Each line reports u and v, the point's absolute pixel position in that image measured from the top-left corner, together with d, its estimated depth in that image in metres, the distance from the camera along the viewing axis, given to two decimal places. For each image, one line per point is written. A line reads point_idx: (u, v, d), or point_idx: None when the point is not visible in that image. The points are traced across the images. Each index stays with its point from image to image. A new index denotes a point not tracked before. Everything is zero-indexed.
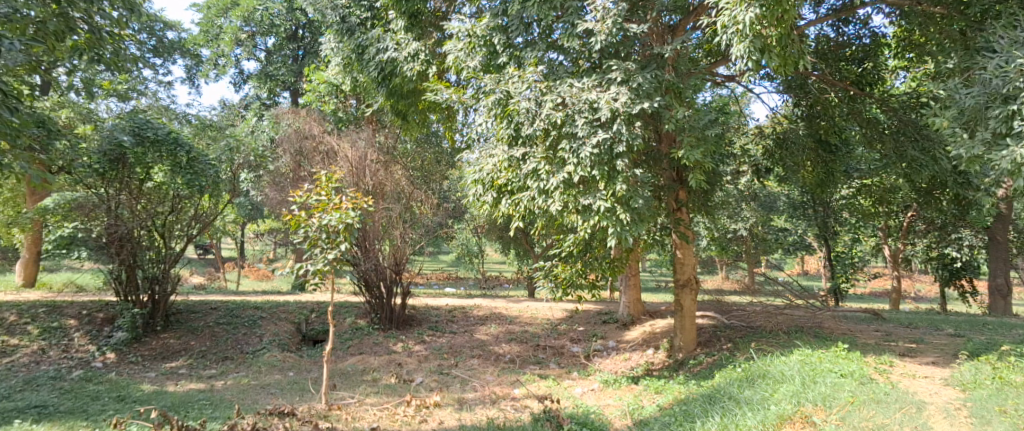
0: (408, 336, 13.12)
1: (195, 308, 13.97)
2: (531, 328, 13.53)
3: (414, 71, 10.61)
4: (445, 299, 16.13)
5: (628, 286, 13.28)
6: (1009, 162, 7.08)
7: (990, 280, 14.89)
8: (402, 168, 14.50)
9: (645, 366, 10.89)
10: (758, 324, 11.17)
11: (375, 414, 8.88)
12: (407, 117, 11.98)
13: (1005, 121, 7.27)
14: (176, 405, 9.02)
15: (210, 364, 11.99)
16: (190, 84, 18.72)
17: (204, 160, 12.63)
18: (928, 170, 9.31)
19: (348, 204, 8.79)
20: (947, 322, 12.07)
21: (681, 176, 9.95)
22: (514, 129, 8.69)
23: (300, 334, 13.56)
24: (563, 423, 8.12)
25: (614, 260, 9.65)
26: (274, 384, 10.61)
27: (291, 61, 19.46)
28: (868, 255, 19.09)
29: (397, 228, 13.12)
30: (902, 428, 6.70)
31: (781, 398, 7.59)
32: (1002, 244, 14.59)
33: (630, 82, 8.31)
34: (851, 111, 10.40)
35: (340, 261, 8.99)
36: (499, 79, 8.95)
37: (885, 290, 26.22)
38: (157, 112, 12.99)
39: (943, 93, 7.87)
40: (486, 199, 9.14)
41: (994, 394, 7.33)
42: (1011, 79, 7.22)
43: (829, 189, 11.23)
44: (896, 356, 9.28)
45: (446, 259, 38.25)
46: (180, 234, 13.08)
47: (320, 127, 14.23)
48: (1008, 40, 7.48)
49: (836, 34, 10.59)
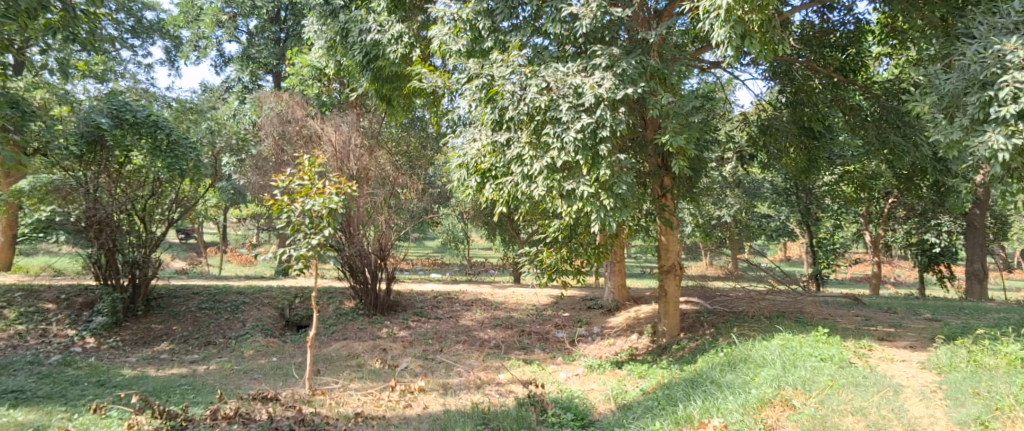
0: (392, 322, 13.10)
1: (175, 293, 13.88)
2: (517, 314, 13.57)
3: (396, 54, 10.44)
4: (429, 285, 16.10)
5: (613, 271, 13.35)
6: (986, 149, 7.20)
7: (967, 266, 15.12)
8: (387, 153, 14.35)
9: (629, 351, 10.97)
10: (740, 310, 11.27)
11: (359, 399, 8.93)
12: (392, 101, 11.82)
13: (983, 107, 7.36)
14: (157, 390, 8.96)
15: (192, 349, 11.91)
16: (169, 66, 18.38)
17: (185, 143, 12.42)
18: (909, 156, 9.42)
19: (331, 189, 8.77)
20: (925, 307, 12.25)
21: (665, 162, 9.91)
22: (498, 113, 8.65)
23: (283, 319, 13.25)
24: (547, 407, 8.22)
25: (599, 246, 9.56)
26: (258, 369, 10.59)
27: (274, 43, 19.09)
28: (849, 241, 19.29)
29: (381, 213, 13.02)
30: (880, 410, 6.81)
31: (761, 382, 7.72)
32: (978, 230, 14.89)
33: (615, 67, 8.33)
34: (835, 98, 10.48)
35: (324, 247, 8.94)
36: (483, 63, 8.87)
37: (866, 275, 26.60)
38: (136, 93, 12.93)
39: (924, 79, 8.00)
40: (470, 183, 9.06)
41: (968, 377, 7.47)
42: (988, 65, 7.31)
43: (812, 176, 11.26)
44: (874, 340, 9.43)
45: (432, 245, 38.25)
46: (161, 217, 12.94)
47: (303, 111, 13.87)
48: (987, 26, 7.62)
49: (821, 20, 10.60)
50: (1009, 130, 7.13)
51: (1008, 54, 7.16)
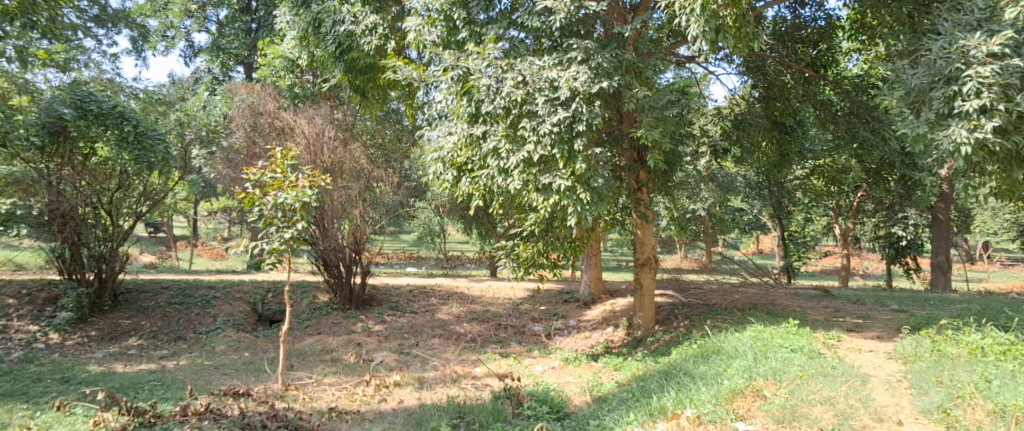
0: (367, 317, 13.01)
1: (144, 288, 13.66)
2: (493, 308, 13.58)
3: (371, 45, 10.28)
4: (405, 279, 16.03)
5: (589, 265, 13.42)
6: (950, 142, 7.36)
7: (932, 258, 15.47)
8: (361, 146, 14.21)
9: (605, 344, 11.04)
10: (714, 302, 11.41)
11: (334, 393, 8.87)
12: (366, 93, 11.69)
13: (947, 101, 7.52)
14: (125, 387, 8.79)
15: (161, 345, 11.71)
16: (136, 56, 17.97)
17: (153, 135, 12.18)
18: (878, 150, 9.59)
19: (304, 182, 8.66)
20: (893, 298, 12.51)
21: (640, 156, 9.95)
22: (475, 107, 8.60)
23: (255, 314, 13.06)
24: (523, 401, 8.26)
25: (576, 240, 9.60)
26: (229, 364, 10.44)
27: (245, 33, 18.71)
28: (819, 234, 19.63)
29: (356, 207, 12.91)
30: (847, 400, 6.93)
31: (733, 373, 7.82)
32: (943, 223, 15.23)
33: (591, 60, 8.32)
34: (806, 93, 10.63)
35: (296, 240, 8.84)
36: (459, 55, 8.81)
37: (836, 267, 27.12)
38: (101, 82, 12.57)
39: (891, 74, 8.17)
40: (446, 177, 9.00)
41: (932, 366, 7.65)
42: (953, 61, 7.51)
43: (784, 170, 11.40)
44: (843, 331, 9.62)
45: (408, 239, 38.16)
46: (129, 211, 12.71)
47: (274, 103, 13.61)
48: (952, 23, 7.83)
49: (793, 15, 10.73)
50: (972, 124, 7.29)
51: (972, 50, 7.36)
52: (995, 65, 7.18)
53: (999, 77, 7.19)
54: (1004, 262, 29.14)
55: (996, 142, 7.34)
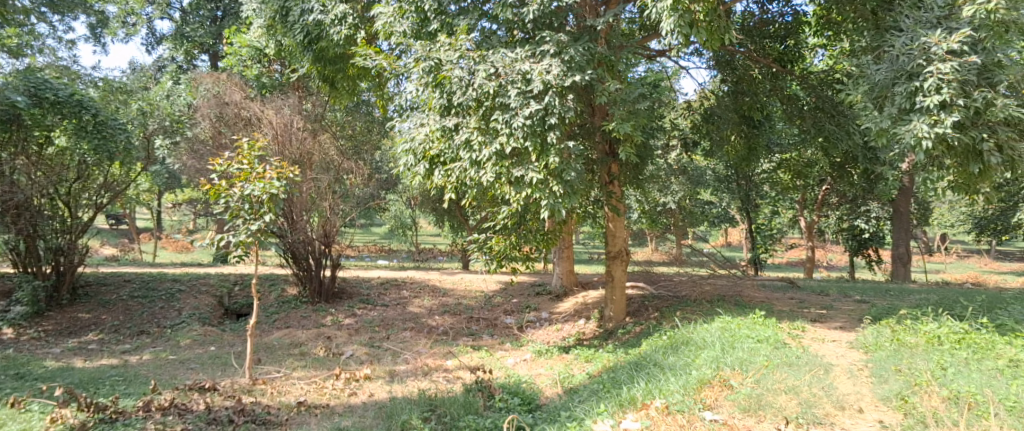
0: (337, 310, 12.89)
1: (105, 281, 13.39)
2: (465, 301, 13.56)
3: (340, 35, 10.11)
4: (376, 272, 15.90)
5: (562, 257, 13.47)
6: (912, 137, 7.52)
7: (892, 250, 15.86)
8: (331, 137, 14.05)
9: (577, 336, 11.10)
10: (683, 294, 11.56)
11: (302, 388, 8.77)
12: (335, 84, 11.52)
13: (909, 97, 7.70)
14: (85, 382, 8.58)
15: (123, 339, 11.44)
16: (96, 43, 17.47)
17: (113, 124, 11.84)
18: (843, 144, 9.79)
19: (272, 173, 8.50)
20: (856, 289, 12.81)
21: (612, 149, 10.00)
22: (447, 99, 8.52)
23: (222, 308, 12.84)
24: (494, 393, 8.27)
25: (548, 232, 9.63)
26: (194, 358, 10.25)
27: (209, 21, 18.28)
28: (785, 226, 20.00)
29: (326, 199, 12.73)
30: (811, 389, 7.07)
31: (701, 364, 7.93)
32: (904, 216, 15.62)
33: (563, 53, 8.33)
34: (774, 87, 10.80)
35: (264, 233, 8.69)
36: (430, 46, 8.69)
37: (802, 259, 27.69)
38: (56, 70, 12.25)
39: (856, 69, 8.33)
40: (418, 169, 8.93)
41: (892, 355, 7.85)
42: (914, 57, 7.70)
43: (752, 164, 11.57)
44: (808, 322, 9.83)
45: (379, 231, 37.96)
46: (88, 202, 12.40)
47: (241, 94, 13.33)
48: (913, 20, 8.02)
49: (761, 11, 10.86)
50: (932, 119, 7.46)
51: (933, 46, 7.55)
52: (954, 62, 7.37)
53: (957, 73, 7.39)
54: (959, 253, 30.05)
55: (955, 137, 7.53)
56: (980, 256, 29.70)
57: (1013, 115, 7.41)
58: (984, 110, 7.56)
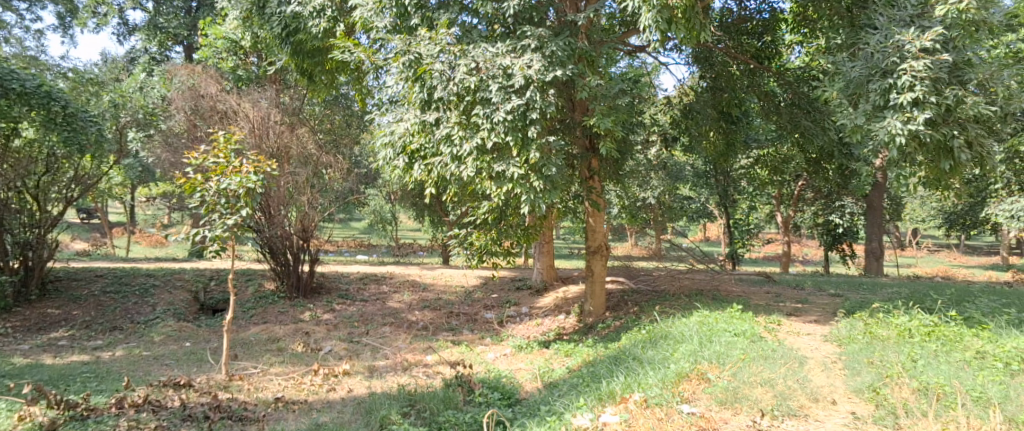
0: (315, 305, 12.79)
1: (76, 276, 13.16)
2: (445, 296, 13.53)
3: (319, 28, 9.99)
4: (355, 267, 15.80)
5: (542, 252, 13.50)
6: (886, 133, 7.63)
7: (866, 245, 16.12)
8: (309, 131, 13.91)
9: (557, 330, 11.13)
10: (662, 288, 11.66)
11: (280, 383, 8.69)
12: (314, 77, 11.40)
13: (883, 94, 7.81)
14: (55, 379, 8.41)
15: (95, 335, 11.23)
16: (65, 34, 17.11)
17: (84, 116, 11.44)
18: (819, 139, 9.93)
19: (248, 167, 8.38)
20: (830, 283, 13.01)
21: (592, 144, 10.02)
22: (427, 93, 8.46)
23: (198, 303, 12.66)
24: (474, 388, 8.25)
25: (529, 227, 9.63)
26: (169, 355, 10.10)
27: (183, 12, 17.96)
28: (762, 221, 20.24)
29: (304, 193, 12.60)
30: (786, 381, 7.15)
31: (679, 357, 7.99)
32: (877, 211, 15.87)
33: (544, 48, 8.33)
34: (751, 84, 10.91)
35: (241, 227, 8.58)
36: (410, 40, 8.62)
37: (778, 253, 28.05)
38: (23, 61, 12.05)
39: (832, 67, 8.43)
40: (397, 163, 8.87)
41: (865, 348, 7.98)
42: (889, 54, 7.81)
43: (729, 159, 11.68)
44: (783, 316, 9.97)
45: (358, 227, 37.75)
46: (58, 196, 12.25)
47: (217, 86, 13.12)
48: (887, 18, 8.12)
49: (738, 7, 10.90)
50: (906, 116, 7.57)
51: (907, 44, 7.66)
52: (927, 60, 7.48)
53: (930, 71, 7.51)
54: (930, 248, 30.66)
55: (927, 134, 7.66)
56: (950, 251, 30.36)
57: (982, 112, 7.57)
58: (955, 108, 7.70)
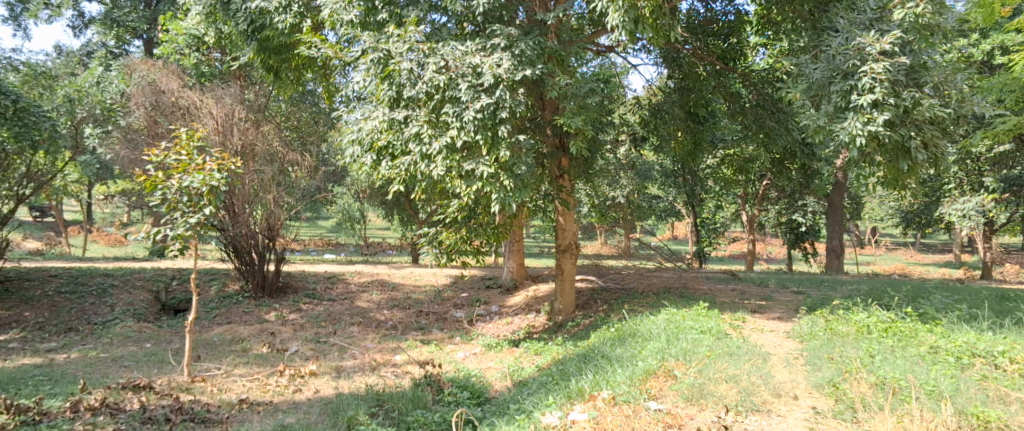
0: (281, 305, 12.59)
1: (29, 276, 12.75)
2: (413, 295, 13.43)
3: (285, 23, 9.78)
4: (322, 266, 15.58)
5: (512, 251, 13.50)
6: (849, 134, 7.79)
7: (827, 243, 16.47)
8: (274, 128, 13.67)
9: (527, 329, 11.15)
10: (631, 286, 11.75)
11: (244, 385, 8.52)
12: (280, 74, 11.26)
13: (845, 95, 7.98)
14: (6, 383, 8.11)
15: (48, 336, 10.86)
16: (16, 25, 16.52)
17: (37, 111, 11.05)
18: (783, 140, 10.10)
19: (212, 165, 8.18)
20: (794, 281, 13.25)
21: (562, 143, 10.05)
22: (396, 91, 8.36)
23: (158, 303, 12.36)
24: (444, 387, 8.19)
25: (499, 226, 9.62)
26: (128, 356, 9.82)
27: (142, 5, 17.47)
28: (726, 220, 20.53)
29: (269, 191, 12.36)
30: (750, 378, 7.24)
31: (647, 355, 8.04)
32: (838, 210, 16.22)
33: (513, 48, 8.31)
34: (718, 84, 11.08)
35: (204, 226, 8.38)
36: (378, 37, 8.50)
37: (743, 252, 28.50)
38: None
39: (796, 68, 8.57)
40: (365, 160, 8.76)
41: (826, 344, 8.15)
42: (850, 57, 7.96)
43: (696, 158, 11.82)
44: (749, 313, 10.13)
45: (325, 224, 37.38)
46: (9, 193, 11.84)
47: (178, 82, 12.83)
48: (847, 21, 8.28)
49: (704, 9, 11.02)
50: (866, 117, 7.72)
51: (867, 47, 7.81)
52: (887, 62, 7.64)
53: (889, 74, 7.68)
54: (888, 246, 31.42)
55: (886, 134, 7.84)
56: (907, 249, 31.17)
57: (938, 114, 7.78)
58: (912, 110, 7.89)
